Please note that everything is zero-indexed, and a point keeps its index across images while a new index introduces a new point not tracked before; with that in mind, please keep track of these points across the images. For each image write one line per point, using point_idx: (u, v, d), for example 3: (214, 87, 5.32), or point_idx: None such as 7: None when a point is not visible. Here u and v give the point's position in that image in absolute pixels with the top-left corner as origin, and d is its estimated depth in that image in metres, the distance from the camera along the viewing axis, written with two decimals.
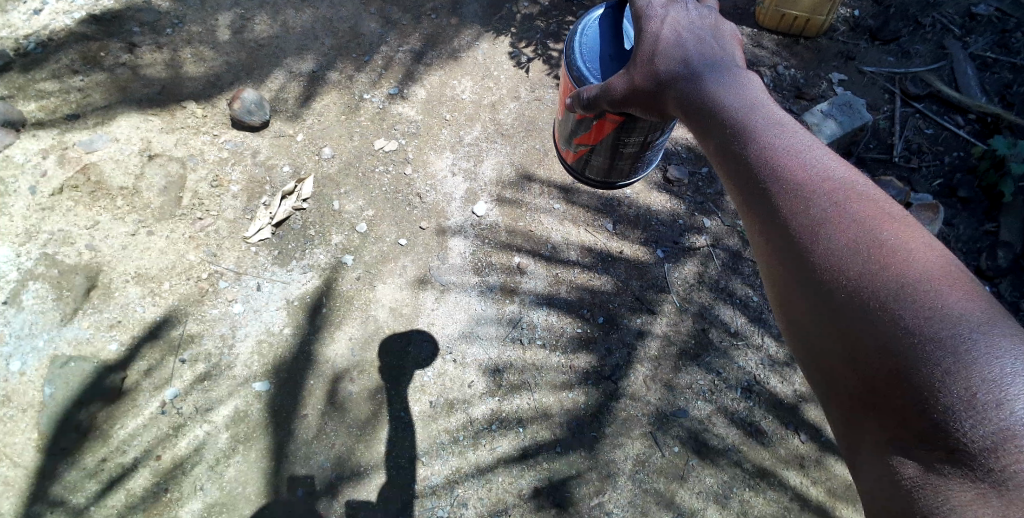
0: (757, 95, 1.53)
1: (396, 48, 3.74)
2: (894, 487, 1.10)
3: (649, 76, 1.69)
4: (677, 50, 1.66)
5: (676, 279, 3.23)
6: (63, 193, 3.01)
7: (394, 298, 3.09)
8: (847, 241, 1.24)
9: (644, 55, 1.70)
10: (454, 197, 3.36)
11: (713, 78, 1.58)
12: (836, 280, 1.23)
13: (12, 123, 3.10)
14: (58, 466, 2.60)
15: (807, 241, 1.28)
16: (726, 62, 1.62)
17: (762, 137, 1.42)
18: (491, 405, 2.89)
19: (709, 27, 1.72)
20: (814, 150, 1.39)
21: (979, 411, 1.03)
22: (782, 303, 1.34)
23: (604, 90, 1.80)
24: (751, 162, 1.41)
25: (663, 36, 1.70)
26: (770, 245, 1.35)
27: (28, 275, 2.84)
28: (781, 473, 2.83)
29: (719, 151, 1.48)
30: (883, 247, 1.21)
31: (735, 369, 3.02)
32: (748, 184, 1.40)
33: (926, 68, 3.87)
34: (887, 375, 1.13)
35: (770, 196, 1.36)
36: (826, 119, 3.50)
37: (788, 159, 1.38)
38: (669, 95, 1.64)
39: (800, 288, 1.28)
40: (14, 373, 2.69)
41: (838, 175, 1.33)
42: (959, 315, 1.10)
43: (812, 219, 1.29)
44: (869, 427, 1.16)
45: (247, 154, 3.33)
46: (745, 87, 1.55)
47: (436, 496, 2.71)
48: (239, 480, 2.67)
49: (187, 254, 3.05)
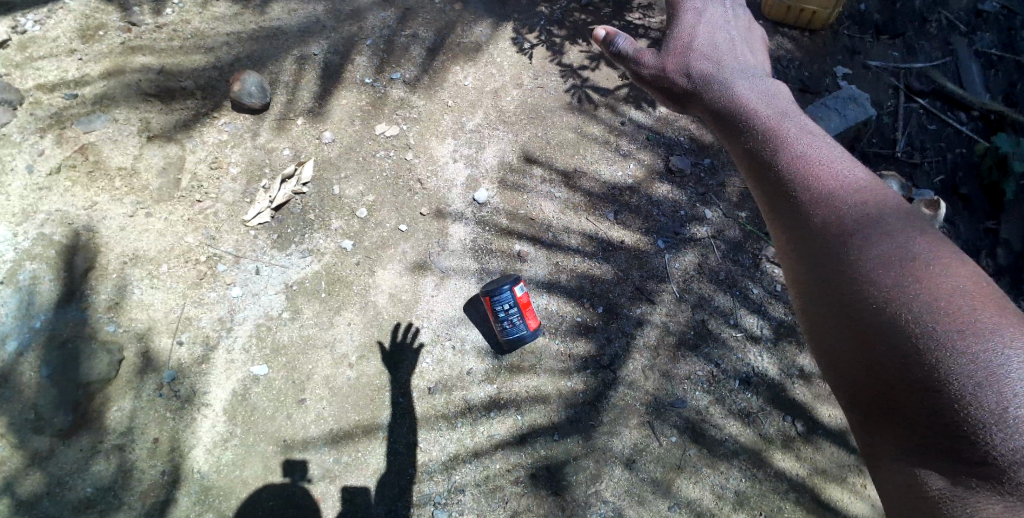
0: (790, 113, 1.62)
1: (398, 32, 3.68)
2: (918, 500, 1.09)
3: (678, 72, 1.88)
4: (710, 59, 1.86)
5: (676, 270, 3.22)
6: (61, 173, 2.97)
7: (393, 285, 3.08)
8: (875, 251, 1.26)
9: (676, 49, 1.92)
10: (454, 185, 3.34)
11: (749, 93, 1.71)
12: (863, 286, 1.24)
13: (9, 101, 3.02)
14: (53, 447, 2.57)
15: (834, 245, 1.30)
16: (759, 80, 1.77)
17: (793, 148, 1.48)
18: (490, 391, 2.89)
19: (742, 48, 1.91)
20: (842, 162, 1.43)
21: (1011, 424, 1.03)
22: (801, 309, 1.34)
23: (634, 58, 1.99)
24: (779, 169, 1.46)
25: (697, 43, 1.91)
26: (795, 252, 1.37)
27: (25, 255, 2.80)
28: (778, 463, 2.85)
29: (749, 155, 1.54)
30: (912, 257, 1.23)
31: (734, 360, 3.03)
32: (777, 188, 1.45)
33: (930, 64, 3.88)
34: (912, 384, 1.13)
35: (798, 204, 1.39)
36: (830, 113, 3.44)
37: (818, 169, 1.42)
38: (702, 95, 1.79)
39: (823, 294, 1.30)
40: (11, 353, 2.66)
41: (865, 187, 1.37)
42: (990, 330, 1.10)
43: (841, 226, 1.32)
44: (891, 436, 1.16)
45: (246, 136, 3.30)
46: (778, 105, 1.65)
47: (434, 482, 2.72)
48: (237, 463, 2.68)
49: (186, 236, 3.03)
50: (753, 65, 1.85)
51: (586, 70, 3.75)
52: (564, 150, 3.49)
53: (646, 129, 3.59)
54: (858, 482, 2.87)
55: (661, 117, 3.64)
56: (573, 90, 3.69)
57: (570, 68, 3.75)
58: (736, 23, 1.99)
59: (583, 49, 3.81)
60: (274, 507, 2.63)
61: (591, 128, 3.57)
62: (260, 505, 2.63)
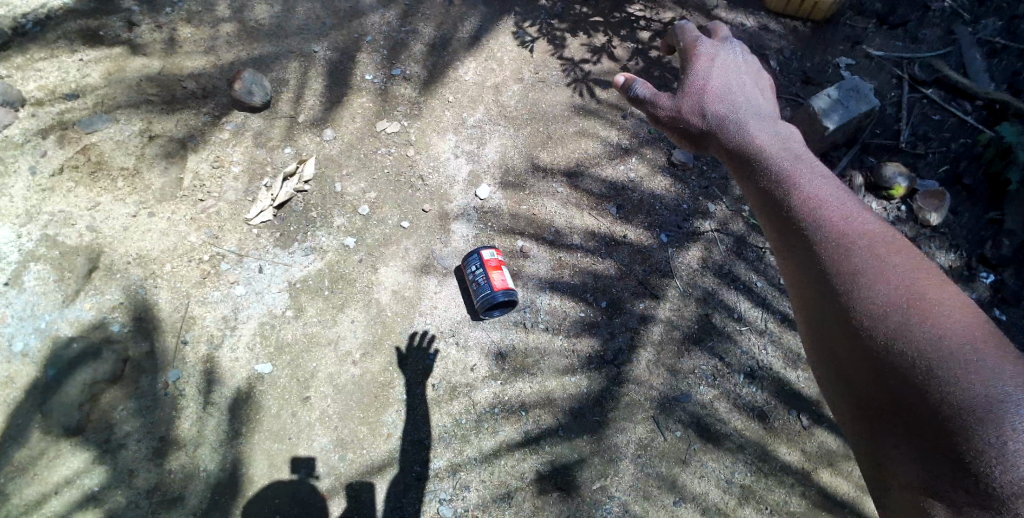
0: (802, 158, 1.87)
1: (397, 28, 3.67)
2: (922, 504, 1.39)
3: (698, 117, 2.14)
4: (727, 106, 2.11)
5: (680, 264, 3.22)
6: (63, 174, 2.98)
7: (396, 282, 3.09)
8: (885, 292, 1.51)
9: (695, 96, 2.17)
10: (456, 180, 3.34)
11: (763, 140, 1.97)
12: (875, 323, 1.49)
13: (11, 103, 3.03)
14: (60, 447, 2.59)
15: (850, 287, 1.55)
16: (771, 126, 2.02)
17: (809, 194, 1.74)
18: (494, 388, 2.90)
19: (753, 95, 2.16)
20: (854, 208, 1.68)
21: (1002, 450, 1.30)
22: (819, 336, 1.61)
23: (654, 102, 2.26)
24: (797, 214, 1.72)
25: (714, 89, 2.16)
26: (813, 288, 1.63)
27: (29, 256, 2.81)
28: (783, 457, 2.85)
29: (768, 200, 1.80)
30: (921, 303, 1.47)
31: (738, 354, 3.03)
32: (795, 230, 1.70)
33: (933, 53, 3.86)
34: (919, 411, 1.40)
35: (814, 246, 1.65)
36: (834, 104, 3.38)
37: (831, 214, 1.67)
38: (721, 140, 2.05)
39: (838, 328, 1.56)
40: (17, 354, 2.68)
41: (874, 231, 1.62)
42: (989, 371, 1.36)
43: (854, 269, 1.57)
44: (900, 452, 1.43)
45: (248, 135, 3.30)
46: (790, 150, 1.91)
47: (438, 478, 2.73)
48: (243, 461, 2.69)
49: (189, 236, 3.04)
50: (764, 110, 2.11)
51: (587, 64, 3.74)
52: (566, 145, 3.49)
53: (648, 122, 3.58)
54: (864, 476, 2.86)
55: None
56: (574, 84, 3.68)
57: (571, 61, 3.74)
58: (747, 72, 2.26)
59: (584, 42, 3.80)
60: (280, 504, 2.65)
61: (593, 123, 3.56)
62: (266, 502, 2.65)
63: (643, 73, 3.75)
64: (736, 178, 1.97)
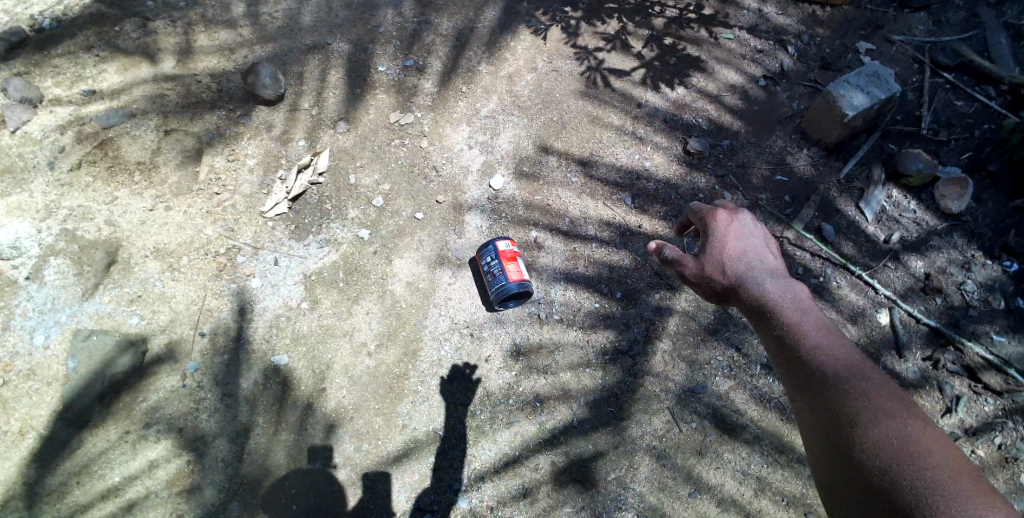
0: (813, 315, 2.02)
1: (410, 18, 3.65)
2: None
3: (720, 272, 2.20)
4: (746, 260, 2.19)
5: (697, 254, 3.19)
6: (81, 169, 3.00)
7: (410, 274, 3.09)
8: (888, 446, 1.66)
9: (715, 249, 2.23)
10: (470, 171, 3.33)
11: (782, 296, 2.08)
12: (881, 478, 1.63)
13: (30, 100, 3.06)
14: (82, 438, 2.62)
15: (859, 442, 1.71)
16: (786, 282, 2.13)
17: (821, 353, 1.90)
18: (509, 379, 2.90)
19: (768, 250, 2.24)
20: (857, 364, 1.86)
21: None
22: (835, 488, 1.73)
23: (679, 263, 2.29)
24: (813, 375, 1.87)
25: (735, 244, 2.22)
26: (829, 444, 1.77)
27: (48, 250, 2.84)
28: (801, 449, 2.83)
29: (789, 359, 1.94)
30: (918, 458, 1.62)
31: (756, 345, 3.00)
32: (813, 391, 1.85)
33: (957, 37, 3.76)
34: None
35: (829, 405, 1.80)
36: (854, 91, 3.31)
37: (841, 374, 1.84)
38: (741, 297, 2.13)
39: (851, 483, 1.69)
40: (38, 347, 2.71)
41: (878, 392, 1.78)
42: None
43: (864, 426, 1.72)
44: None
45: (262, 127, 3.31)
46: (804, 307, 2.04)
47: (453, 469, 2.74)
48: (260, 452, 2.72)
49: (205, 229, 3.05)
50: (778, 265, 2.21)
51: (602, 52, 3.70)
52: (580, 134, 3.46)
53: (663, 112, 3.55)
54: None
55: (678, 99, 3.60)
56: (589, 72, 3.65)
57: (585, 50, 3.70)
58: (763, 233, 2.28)
59: (599, 30, 3.76)
60: (297, 494, 2.67)
61: (607, 113, 3.53)
62: (283, 492, 2.67)
63: (658, 61, 3.71)
64: (757, 332, 2.08)
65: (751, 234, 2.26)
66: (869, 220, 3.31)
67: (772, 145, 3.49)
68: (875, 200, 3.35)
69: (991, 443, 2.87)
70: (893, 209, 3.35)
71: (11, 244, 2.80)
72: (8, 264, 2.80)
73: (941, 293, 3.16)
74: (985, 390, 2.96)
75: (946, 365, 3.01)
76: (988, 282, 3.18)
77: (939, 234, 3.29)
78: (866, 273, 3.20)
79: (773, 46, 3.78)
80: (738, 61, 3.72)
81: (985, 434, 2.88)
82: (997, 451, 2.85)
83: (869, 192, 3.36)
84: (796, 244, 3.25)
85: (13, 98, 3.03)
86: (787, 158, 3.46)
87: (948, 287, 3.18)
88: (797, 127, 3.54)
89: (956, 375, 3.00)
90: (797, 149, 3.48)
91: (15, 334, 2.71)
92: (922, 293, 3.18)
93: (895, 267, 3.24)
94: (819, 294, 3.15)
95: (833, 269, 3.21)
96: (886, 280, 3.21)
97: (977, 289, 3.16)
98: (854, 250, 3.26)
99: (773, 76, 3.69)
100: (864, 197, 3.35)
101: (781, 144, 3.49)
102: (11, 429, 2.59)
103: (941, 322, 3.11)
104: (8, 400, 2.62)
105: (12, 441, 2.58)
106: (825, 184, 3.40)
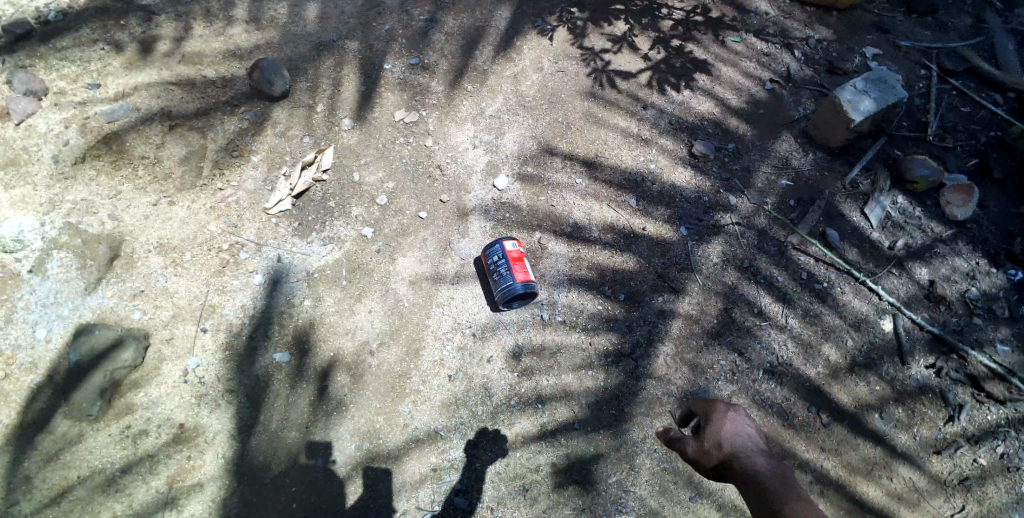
0: (796, 493, 2.09)
1: (416, 17, 3.66)
2: None
3: (717, 459, 2.20)
4: (741, 441, 2.21)
5: (700, 258, 3.19)
6: (85, 163, 2.99)
7: (413, 273, 3.08)
8: None
9: (713, 435, 2.25)
10: (475, 170, 3.33)
11: (774, 482, 2.10)
12: None
13: (35, 93, 3.04)
14: (83, 433, 2.62)
15: None
16: (778, 468, 2.16)
17: None
18: (510, 380, 2.90)
19: (760, 438, 2.26)
20: None
21: None
22: None
23: (676, 439, 2.35)
24: None
25: (729, 430, 2.25)
26: None
27: (52, 244, 2.83)
28: (802, 454, 2.82)
29: None
30: None
31: (758, 349, 3.00)
32: None
33: (963, 43, 3.79)
34: None
35: None
36: (861, 96, 3.31)
37: None
38: (740, 477, 2.14)
39: None
40: (40, 341, 2.70)
41: None
42: None
43: None
44: None
45: (267, 124, 3.30)
46: (789, 487, 2.11)
47: (454, 469, 2.73)
48: (261, 449, 2.71)
49: (209, 225, 3.05)
50: (768, 450, 2.24)
51: (609, 53, 3.70)
52: (585, 136, 3.46)
53: (668, 114, 3.55)
54: (885, 475, 2.81)
55: (684, 102, 3.59)
56: (595, 74, 3.64)
57: (591, 51, 3.70)
58: (755, 424, 2.31)
59: (605, 31, 3.75)
60: (297, 492, 2.66)
61: (612, 115, 3.53)
62: (283, 490, 2.66)
63: (664, 63, 3.70)
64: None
65: (750, 434, 2.24)
66: (874, 225, 3.30)
67: (778, 149, 3.48)
68: (880, 205, 3.33)
69: (993, 452, 2.85)
70: (898, 215, 3.34)
71: (14, 237, 2.79)
72: (11, 256, 2.77)
73: (945, 300, 3.16)
74: (987, 399, 2.96)
75: (949, 373, 3.00)
76: (992, 290, 3.18)
77: (944, 242, 3.28)
78: (871, 279, 3.18)
79: (780, 50, 3.77)
80: (745, 64, 3.72)
81: (988, 443, 2.87)
82: (999, 460, 2.84)
83: (874, 198, 3.34)
84: (801, 249, 3.24)
85: (17, 91, 3.01)
86: (792, 162, 3.45)
87: (952, 295, 3.17)
88: (802, 132, 3.53)
89: (959, 382, 2.99)
90: (802, 154, 3.47)
91: (17, 328, 2.69)
92: (926, 300, 3.16)
93: (899, 274, 3.22)
94: (823, 300, 3.14)
95: (836, 275, 3.19)
96: (890, 286, 3.19)
97: (981, 297, 3.17)
98: (858, 255, 3.24)
99: (779, 80, 3.68)
100: (869, 202, 3.33)
101: (786, 148, 3.48)
102: (11, 422, 2.58)
103: (945, 329, 3.09)
104: (8, 393, 2.61)
105: (12, 434, 2.56)
106: (830, 189, 3.39)
